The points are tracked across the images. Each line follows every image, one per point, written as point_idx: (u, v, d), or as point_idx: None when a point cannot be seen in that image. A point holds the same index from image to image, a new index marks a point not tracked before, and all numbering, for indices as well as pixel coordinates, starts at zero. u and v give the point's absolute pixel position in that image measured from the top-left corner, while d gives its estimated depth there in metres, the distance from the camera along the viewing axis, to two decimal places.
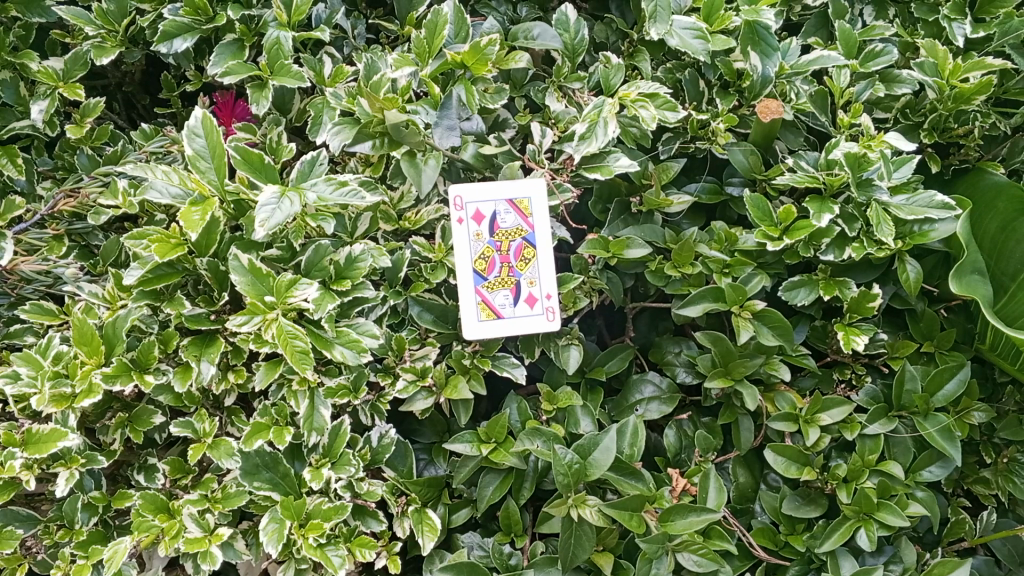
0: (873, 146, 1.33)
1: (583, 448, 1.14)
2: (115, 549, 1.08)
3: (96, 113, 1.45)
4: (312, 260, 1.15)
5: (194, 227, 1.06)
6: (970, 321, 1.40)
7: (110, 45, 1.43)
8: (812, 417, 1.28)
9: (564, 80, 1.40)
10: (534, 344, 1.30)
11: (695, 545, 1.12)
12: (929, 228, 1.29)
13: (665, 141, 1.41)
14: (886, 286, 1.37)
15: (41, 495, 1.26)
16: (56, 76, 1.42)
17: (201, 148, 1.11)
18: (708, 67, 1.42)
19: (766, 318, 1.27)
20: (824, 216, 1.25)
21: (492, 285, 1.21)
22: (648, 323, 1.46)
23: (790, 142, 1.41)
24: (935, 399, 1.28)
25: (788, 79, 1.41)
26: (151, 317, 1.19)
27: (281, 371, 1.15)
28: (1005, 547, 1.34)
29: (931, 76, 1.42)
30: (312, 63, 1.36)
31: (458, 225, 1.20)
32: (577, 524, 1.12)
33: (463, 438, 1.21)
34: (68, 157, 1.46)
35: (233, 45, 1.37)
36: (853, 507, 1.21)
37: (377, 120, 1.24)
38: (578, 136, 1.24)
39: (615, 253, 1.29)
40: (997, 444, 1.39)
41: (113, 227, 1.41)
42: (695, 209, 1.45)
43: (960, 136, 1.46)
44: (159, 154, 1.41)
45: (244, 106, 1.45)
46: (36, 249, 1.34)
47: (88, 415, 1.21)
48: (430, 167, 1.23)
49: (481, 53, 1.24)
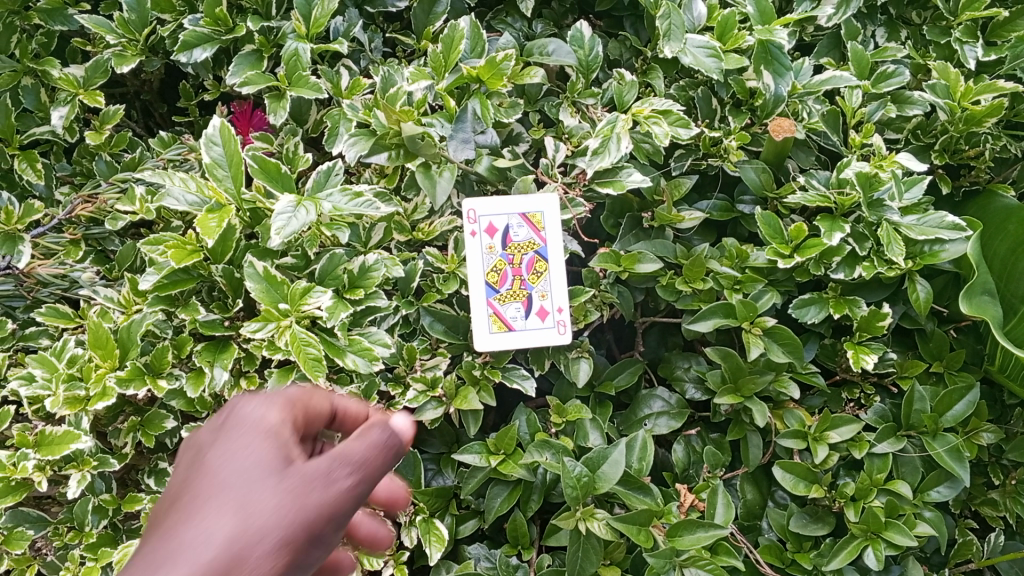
0: (884, 166, 1.35)
1: (592, 461, 1.15)
2: (124, 552, 1.08)
3: (115, 120, 1.46)
4: (325, 269, 1.18)
5: (211, 234, 1.08)
6: (978, 342, 1.40)
7: (130, 53, 1.44)
8: (820, 435, 1.27)
9: (578, 96, 1.41)
10: (544, 356, 1.29)
11: (702, 560, 1.10)
12: (939, 249, 1.30)
13: (677, 158, 1.41)
14: (895, 305, 1.37)
15: (50, 497, 1.27)
16: (76, 83, 1.43)
17: (219, 157, 1.12)
18: (721, 86, 1.44)
19: (776, 335, 1.27)
20: (834, 235, 1.27)
21: (504, 298, 1.22)
22: (656, 338, 1.47)
23: (801, 161, 1.43)
24: (944, 418, 1.28)
25: (800, 98, 1.43)
26: (166, 323, 1.21)
27: (293, 378, 1.15)
28: (1013, 569, 1.34)
29: (943, 97, 1.43)
30: (330, 74, 1.37)
31: (471, 238, 1.22)
32: (585, 536, 1.13)
33: (472, 449, 1.21)
34: (86, 164, 1.48)
35: (252, 56, 1.39)
36: (861, 526, 1.21)
37: (393, 132, 1.25)
38: (591, 151, 1.25)
39: (627, 267, 1.29)
40: (1005, 467, 1.38)
41: (128, 233, 1.42)
42: (706, 226, 1.45)
43: (970, 158, 1.47)
44: (176, 162, 1.42)
45: (261, 116, 1.46)
46: (53, 253, 1.35)
47: (100, 418, 1.22)
48: (444, 179, 1.24)
49: (496, 68, 1.25)
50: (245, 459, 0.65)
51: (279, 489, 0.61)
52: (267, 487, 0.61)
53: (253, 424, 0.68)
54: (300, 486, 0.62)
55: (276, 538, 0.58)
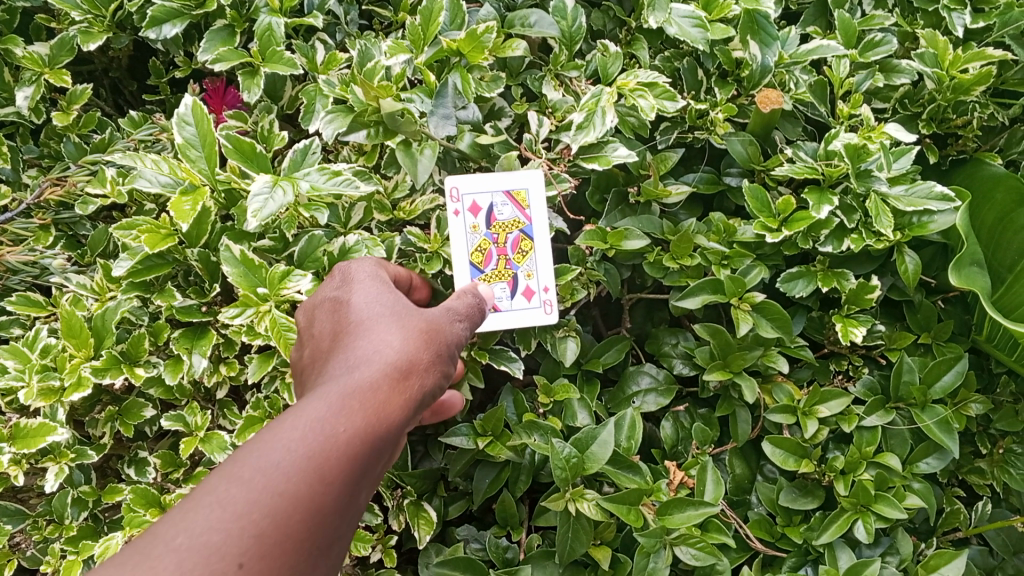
0: (873, 137, 1.33)
1: (581, 442, 1.11)
2: (106, 545, 1.05)
3: (83, 100, 1.42)
4: (305, 251, 1.15)
5: (185, 217, 1.04)
6: (966, 312, 1.39)
7: (96, 30, 1.39)
8: (810, 410, 1.27)
9: (561, 68, 1.38)
10: (530, 336, 1.26)
11: (693, 538, 1.11)
12: (928, 219, 1.27)
13: (663, 131, 1.39)
14: (884, 277, 1.36)
15: (28, 489, 1.24)
16: (41, 62, 1.38)
17: (191, 137, 1.09)
18: (707, 57, 1.41)
19: (764, 310, 1.26)
20: (823, 208, 1.25)
21: (488, 278, 1.20)
22: (643, 314, 1.45)
23: (787, 132, 1.41)
24: (932, 390, 1.27)
25: (787, 68, 1.40)
26: (141, 309, 1.18)
27: (274, 364, 1.13)
28: (999, 537, 1.35)
29: (931, 66, 1.41)
30: (304, 49, 1.33)
31: (454, 217, 1.20)
32: (574, 517, 1.12)
33: (459, 431, 1.19)
34: (54, 145, 1.43)
35: (224, 31, 1.35)
36: (851, 500, 1.20)
37: (371, 110, 1.22)
38: (575, 126, 1.23)
39: (613, 244, 1.26)
40: (993, 436, 1.38)
41: (100, 217, 1.38)
42: (692, 199, 1.43)
43: (958, 127, 1.44)
44: (148, 142, 1.38)
45: (234, 93, 1.41)
46: (22, 240, 1.31)
47: (76, 408, 1.19)
48: (426, 157, 1.20)
49: (477, 41, 1.22)
50: (387, 299, 0.88)
51: (421, 319, 0.85)
52: (415, 315, 0.85)
53: (377, 279, 0.93)
54: (435, 320, 0.86)
55: (433, 351, 0.82)
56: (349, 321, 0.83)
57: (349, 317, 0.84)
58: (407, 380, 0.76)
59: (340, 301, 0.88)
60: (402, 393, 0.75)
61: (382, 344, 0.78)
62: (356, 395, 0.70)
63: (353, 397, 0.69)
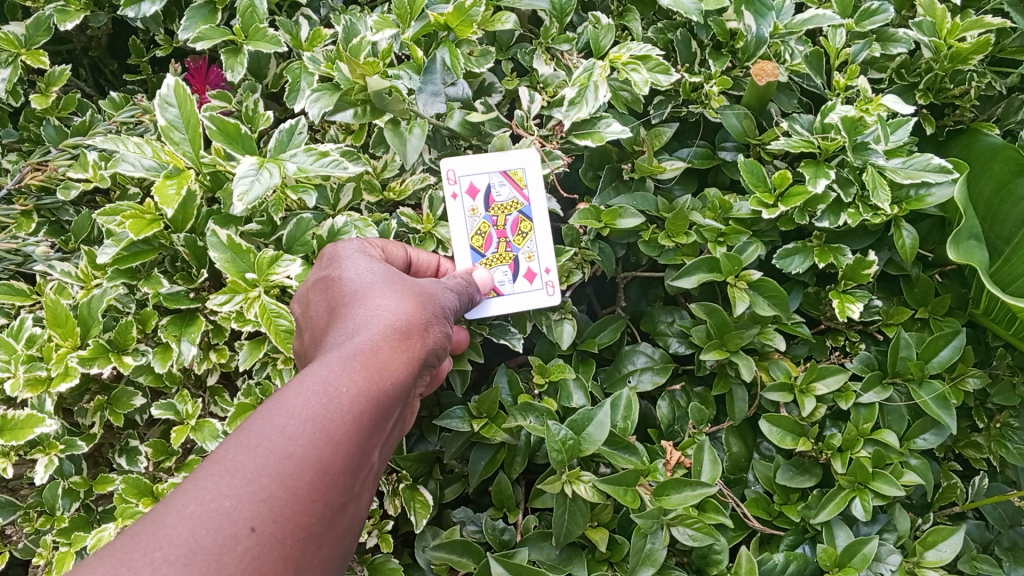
0: (870, 109, 1.29)
1: (577, 423, 1.11)
2: (99, 536, 1.04)
3: (62, 82, 1.38)
4: (293, 235, 1.12)
5: (170, 202, 1.01)
6: (964, 286, 1.38)
7: (73, 9, 1.36)
8: (808, 387, 1.26)
9: (552, 41, 1.35)
10: (525, 318, 1.23)
11: (690, 519, 1.10)
12: (926, 193, 1.26)
13: (656, 106, 1.36)
14: (881, 251, 1.34)
15: (19, 479, 1.23)
16: (17, 43, 1.34)
17: (174, 119, 1.05)
18: (701, 28, 1.38)
19: (763, 288, 1.24)
20: (820, 181, 1.24)
21: (491, 262, 1.22)
22: (638, 292, 1.43)
23: (783, 105, 1.39)
24: (930, 365, 1.26)
25: (782, 39, 1.37)
26: (128, 296, 1.16)
27: (265, 350, 1.12)
28: (995, 510, 1.35)
29: (929, 35, 1.39)
30: (288, 26, 1.29)
31: (452, 201, 1.21)
32: (571, 499, 1.11)
33: (454, 414, 1.18)
34: (33, 129, 1.40)
35: (204, 8, 1.31)
36: (848, 477, 1.20)
37: (358, 88, 1.19)
38: (568, 101, 1.20)
39: (608, 223, 1.24)
40: (990, 410, 1.38)
41: (84, 201, 1.35)
42: (687, 175, 1.41)
43: (955, 96, 1.41)
44: (129, 125, 1.34)
45: (217, 73, 1.38)
46: (4, 227, 1.29)
47: (64, 397, 1.17)
48: (415, 136, 1.18)
49: (466, 15, 1.19)
50: (378, 268, 0.90)
51: (412, 286, 0.87)
52: (406, 282, 0.88)
53: (366, 251, 0.95)
54: (425, 288, 0.89)
55: (427, 314, 0.85)
56: (348, 287, 0.86)
57: (344, 289, 0.86)
58: (407, 341, 0.80)
59: (337, 269, 0.90)
60: (402, 354, 0.78)
61: (381, 307, 0.81)
62: (356, 359, 0.73)
63: (352, 362, 0.73)
